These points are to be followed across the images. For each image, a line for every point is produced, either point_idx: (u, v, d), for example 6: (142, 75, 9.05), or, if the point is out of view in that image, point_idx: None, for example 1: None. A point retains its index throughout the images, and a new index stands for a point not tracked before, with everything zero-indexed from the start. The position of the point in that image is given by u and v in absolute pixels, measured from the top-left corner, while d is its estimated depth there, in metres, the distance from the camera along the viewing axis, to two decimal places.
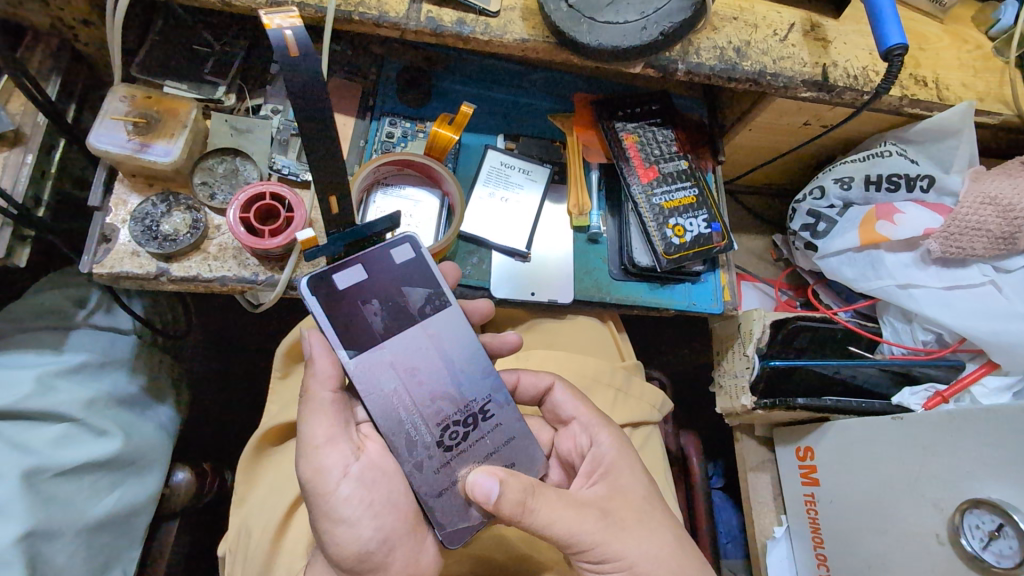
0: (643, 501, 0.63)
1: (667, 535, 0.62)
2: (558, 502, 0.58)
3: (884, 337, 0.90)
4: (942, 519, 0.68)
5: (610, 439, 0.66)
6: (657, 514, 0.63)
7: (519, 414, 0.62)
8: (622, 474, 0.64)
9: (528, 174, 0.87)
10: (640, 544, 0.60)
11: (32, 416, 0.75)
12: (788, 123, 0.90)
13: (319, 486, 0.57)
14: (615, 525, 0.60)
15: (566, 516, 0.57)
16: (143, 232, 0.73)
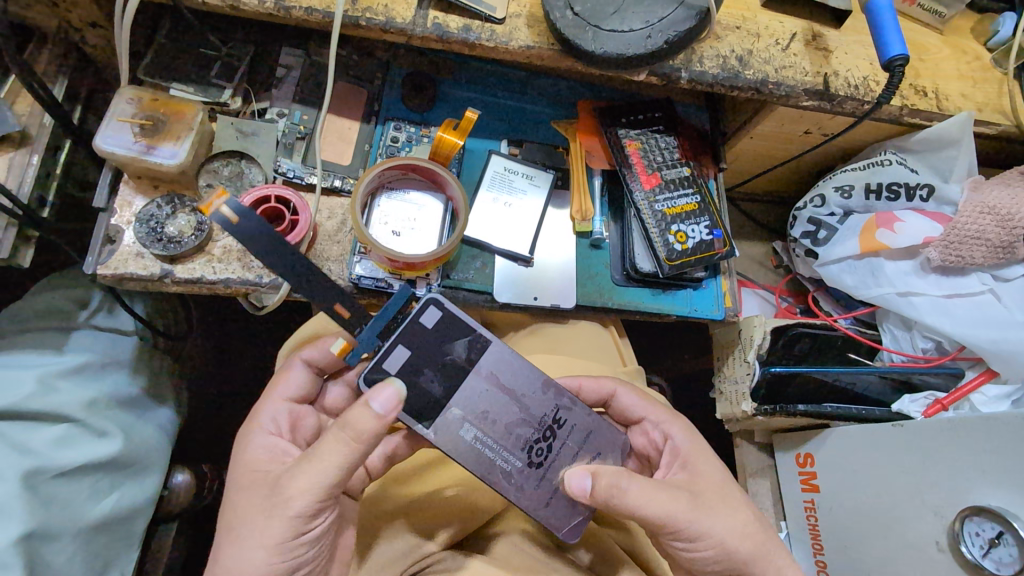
0: (725, 487, 0.66)
1: (753, 518, 0.65)
2: (655, 492, 0.61)
3: (883, 344, 0.91)
4: (942, 526, 0.68)
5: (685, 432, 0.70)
6: (740, 497, 0.66)
7: (588, 411, 0.67)
8: (699, 463, 0.67)
9: (532, 180, 0.87)
10: (731, 525, 0.63)
11: (33, 416, 0.75)
12: (789, 131, 0.91)
13: (260, 525, 0.57)
14: (703, 507, 0.63)
15: (660, 500, 0.61)
16: (147, 234, 0.73)
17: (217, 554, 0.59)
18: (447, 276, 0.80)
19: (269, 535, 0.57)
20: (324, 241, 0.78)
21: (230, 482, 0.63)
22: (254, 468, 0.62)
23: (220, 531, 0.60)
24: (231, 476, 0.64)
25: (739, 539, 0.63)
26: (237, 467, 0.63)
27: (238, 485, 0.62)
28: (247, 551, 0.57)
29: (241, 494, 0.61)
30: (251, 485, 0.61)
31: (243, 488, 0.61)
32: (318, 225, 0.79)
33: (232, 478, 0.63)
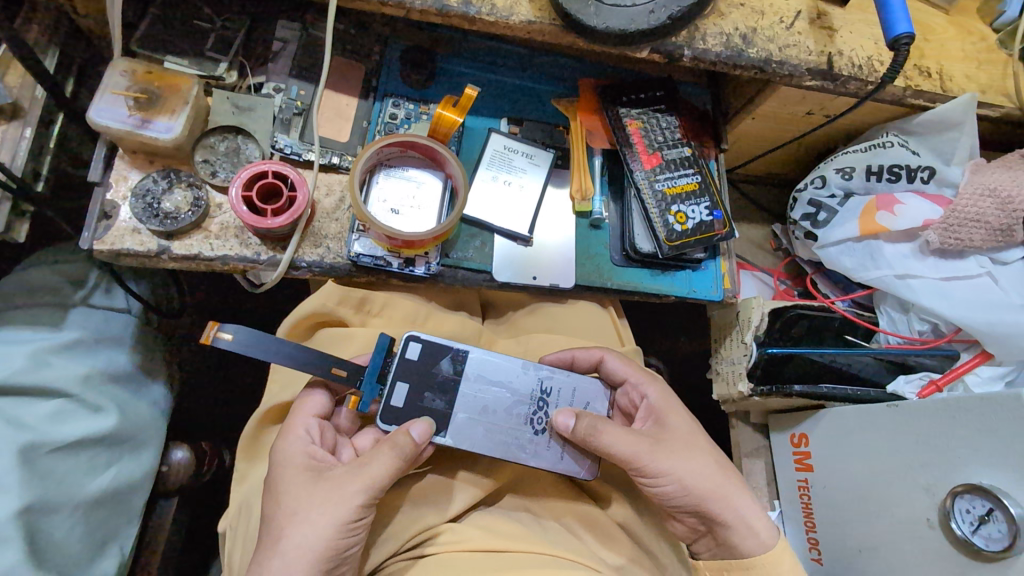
0: (688, 433, 0.73)
1: (714, 460, 0.72)
2: (622, 432, 0.70)
3: (880, 326, 0.91)
4: (932, 504, 0.69)
5: (655, 385, 0.76)
6: (701, 440, 0.73)
7: (569, 374, 0.76)
8: (666, 413, 0.74)
9: (532, 159, 0.86)
10: (692, 463, 0.70)
11: (28, 391, 0.75)
12: (791, 112, 0.91)
13: (329, 512, 0.61)
14: (666, 447, 0.71)
15: (627, 439, 0.69)
16: (144, 210, 0.72)
17: (279, 536, 0.61)
18: (446, 254, 0.80)
19: (338, 520, 0.61)
20: (323, 218, 0.78)
21: (276, 478, 0.65)
22: (306, 464, 0.65)
23: (275, 519, 0.62)
24: (275, 473, 0.65)
25: (699, 476, 0.70)
26: (283, 464, 0.65)
27: (290, 480, 0.64)
28: (316, 534, 0.61)
29: (298, 487, 0.63)
30: (309, 480, 0.63)
31: (300, 482, 0.63)
32: (317, 202, 0.78)
33: (280, 476, 0.64)
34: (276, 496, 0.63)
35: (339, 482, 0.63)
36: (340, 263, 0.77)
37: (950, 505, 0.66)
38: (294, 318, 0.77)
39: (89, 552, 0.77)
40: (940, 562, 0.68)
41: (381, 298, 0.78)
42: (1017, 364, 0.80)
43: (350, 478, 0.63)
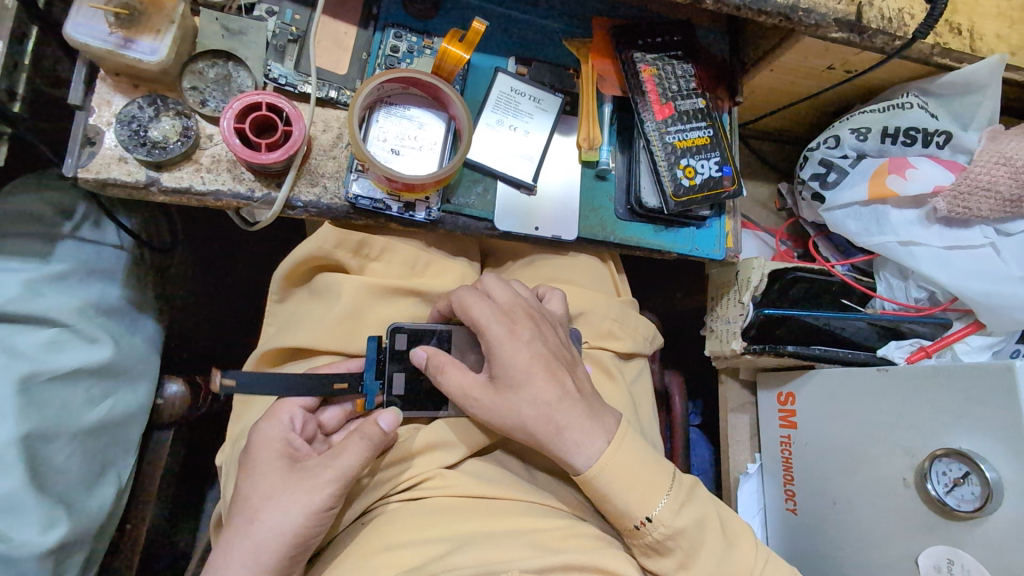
0: (526, 374, 0.64)
1: (549, 403, 0.64)
2: (455, 373, 0.66)
3: (877, 292, 0.91)
4: (910, 465, 0.72)
5: (495, 323, 0.65)
6: (538, 381, 0.64)
7: None
8: (502, 353, 0.65)
9: (539, 103, 0.82)
10: (521, 407, 0.64)
11: (19, 320, 0.74)
12: (811, 65, 0.87)
13: (303, 499, 0.61)
14: (498, 390, 0.65)
15: (456, 379, 0.66)
16: (130, 138, 0.69)
17: (252, 519, 0.60)
18: (447, 200, 0.77)
19: (311, 508, 0.61)
20: (319, 155, 0.75)
21: (250, 461, 0.64)
22: (283, 453, 0.64)
23: (247, 500, 0.62)
24: (250, 457, 0.64)
25: (526, 422, 0.64)
26: (261, 445, 0.65)
27: (266, 466, 0.63)
28: (290, 518, 0.60)
29: (274, 473, 0.63)
30: (285, 467, 0.63)
31: (275, 469, 0.63)
32: (313, 138, 0.75)
33: (257, 458, 0.64)
34: (250, 481, 0.63)
35: (315, 472, 0.62)
36: (337, 204, 0.74)
37: (928, 467, 0.69)
38: (292, 261, 0.76)
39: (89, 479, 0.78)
40: (911, 519, 0.71)
41: (380, 242, 0.76)
42: (1005, 335, 0.84)
43: (325, 468, 0.62)
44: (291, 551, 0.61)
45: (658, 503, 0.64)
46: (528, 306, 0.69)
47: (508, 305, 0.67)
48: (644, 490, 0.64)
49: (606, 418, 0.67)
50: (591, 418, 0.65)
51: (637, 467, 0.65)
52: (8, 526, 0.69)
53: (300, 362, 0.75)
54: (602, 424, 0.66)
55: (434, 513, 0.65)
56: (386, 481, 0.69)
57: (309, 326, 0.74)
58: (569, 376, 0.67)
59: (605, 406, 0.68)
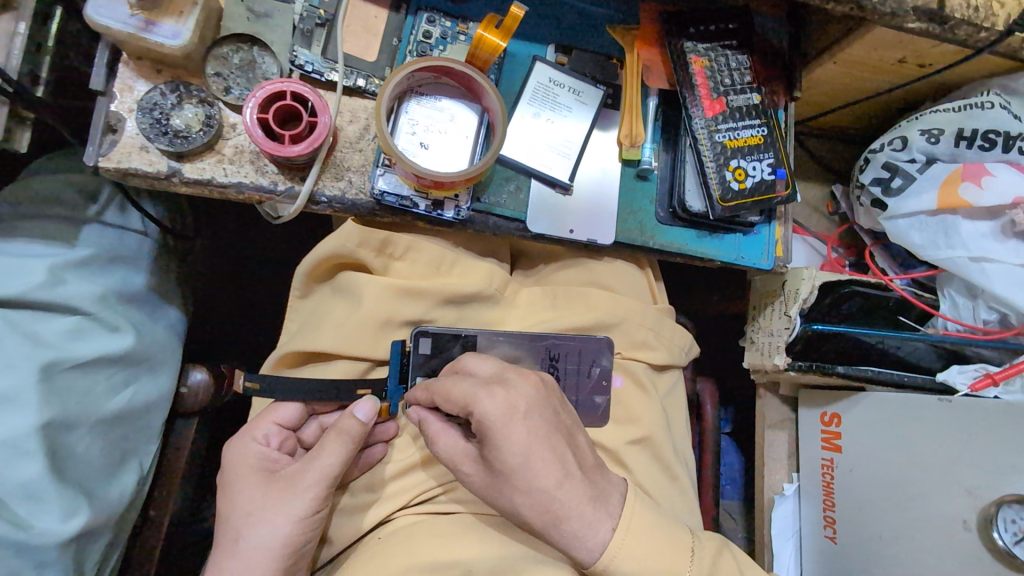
0: (523, 460, 0.59)
1: (547, 490, 0.60)
2: (444, 441, 0.63)
3: (940, 311, 0.84)
4: (974, 506, 0.67)
5: (490, 400, 0.59)
6: (537, 467, 0.60)
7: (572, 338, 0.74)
8: (498, 436, 0.59)
9: (579, 95, 0.77)
10: (516, 492, 0.60)
11: (41, 307, 0.72)
12: (881, 59, 0.79)
13: (286, 509, 0.59)
14: (493, 470, 0.61)
15: (447, 449, 0.63)
16: (152, 126, 0.66)
17: (238, 536, 0.59)
18: (478, 198, 0.73)
19: (294, 517, 0.59)
20: (345, 148, 0.71)
21: (229, 479, 0.63)
22: (259, 467, 0.63)
23: (230, 521, 0.60)
24: (228, 477, 0.63)
25: (521, 506, 0.61)
26: (236, 467, 0.63)
27: (245, 483, 0.62)
28: (275, 531, 0.59)
29: (252, 488, 0.62)
30: (264, 481, 0.62)
31: (254, 485, 0.62)
32: (339, 129, 0.71)
33: (234, 478, 0.63)
34: (230, 499, 0.62)
35: (293, 480, 0.61)
36: (362, 199, 0.71)
37: (993, 513, 0.64)
38: (314, 259, 0.73)
39: (110, 469, 0.76)
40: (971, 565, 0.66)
41: (404, 241, 0.72)
42: None
43: (302, 475, 0.60)
44: (285, 564, 0.60)
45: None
46: (525, 379, 0.63)
47: (501, 379, 0.62)
48: (669, 567, 0.65)
49: (610, 499, 0.64)
50: (592, 502, 0.62)
51: (658, 544, 0.65)
52: (30, 512, 0.67)
53: (320, 362, 0.72)
54: (605, 507, 0.63)
55: (458, 532, 0.65)
56: (404, 491, 0.68)
57: (330, 327, 0.71)
58: (572, 455, 0.62)
59: (609, 483, 0.64)
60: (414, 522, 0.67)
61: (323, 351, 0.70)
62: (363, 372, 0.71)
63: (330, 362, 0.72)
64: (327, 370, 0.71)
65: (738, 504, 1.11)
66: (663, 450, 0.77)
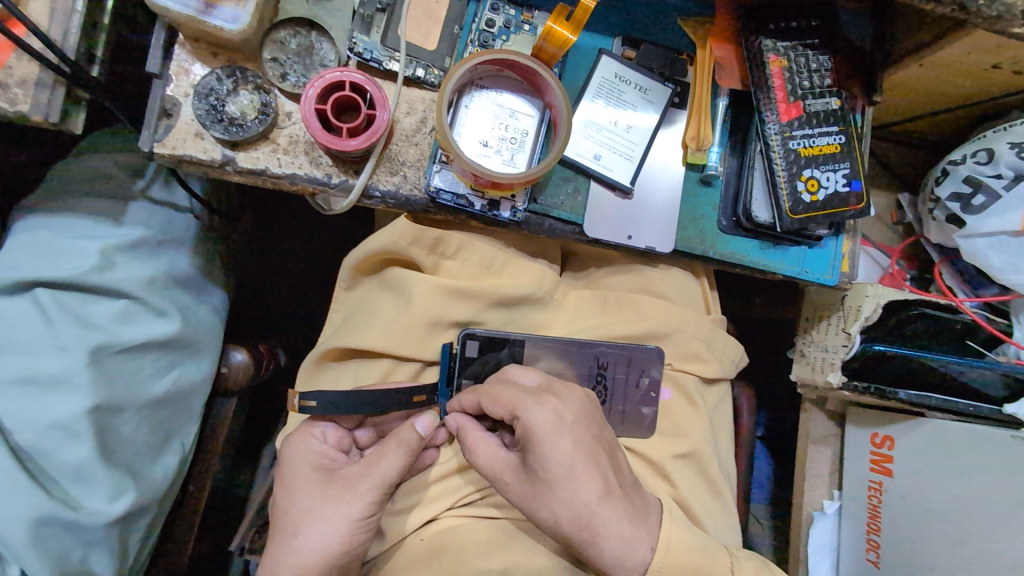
0: (568, 472, 0.57)
1: (589, 504, 0.58)
2: (483, 450, 0.61)
3: (1013, 338, 0.81)
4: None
5: (538, 407, 0.58)
6: (581, 480, 0.57)
7: (623, 348, 0.72)
8: (543, 445, 0.57)
9: (645, 93, 0.73)
10: (556, 506, 0.58)
11: (92, 290, 0.72)
12: (974, 63, 0.73)
13: (344, 508, 0.59)
14: (534, 482, 0.58)
15: (485, 457, 0.61)
16: (208, 112, 0.64)
17: (295, 532, 0.58)
18: (535, 199, 0.70)
19: (350, 518, 0.59)
20: (400, 142, 0.69)
21: (285, 473, 0.62)
22: (317, 464, 0.62)
23: (288, 516, 0.60)
24: (285, 472, 0.62)
25: (560, 520, 0.58)
26: (293, 463, 0.62)
27: (301, 480, 0.61)
28: (332, 530, 0.58)
29: (308, 486, 0.61)
30: (321, 480, 0.61)
31: (311, 482, 0.61)
32: (396, 121, 0.69)
33: (291, 474, 0.62)
34: (288, 496, 0.61)
35: (351, 482, 0.60)
36: (417, 195, 0.68)
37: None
38: (360, 252, 0.71)
39: (153, 449, 0.76)
40: None
41: (456, 240, 0.70)
42: None
43: (361, 476, 0.60)
44: (337, 564, 0.59)
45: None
46: (572, 391, 0.61)
47: (549, 389, 0.61)
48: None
49: (648, 518, 0.61)
50: (631, 521, 0.60)
51: (692, 567, 0.62)
52: (81, 492, 0.69)
53: (365, 359, 0.71)
54: (644, 526, 0.61)
55: (502, 539, 0.65)
56: (447, 493, 0.67)
57: (378, 325, 0.69)
58: (614, 471, 0.60)
59: (648, 503, 0.62)
60: (462, 524, 0.66)
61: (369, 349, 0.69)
62: (411, 372, 0.70)
63: (375, 358, 0.70)
64: (373, 368, 0.70)
65: (766, 509, 1.07)
66: (710, 466, 0.75)
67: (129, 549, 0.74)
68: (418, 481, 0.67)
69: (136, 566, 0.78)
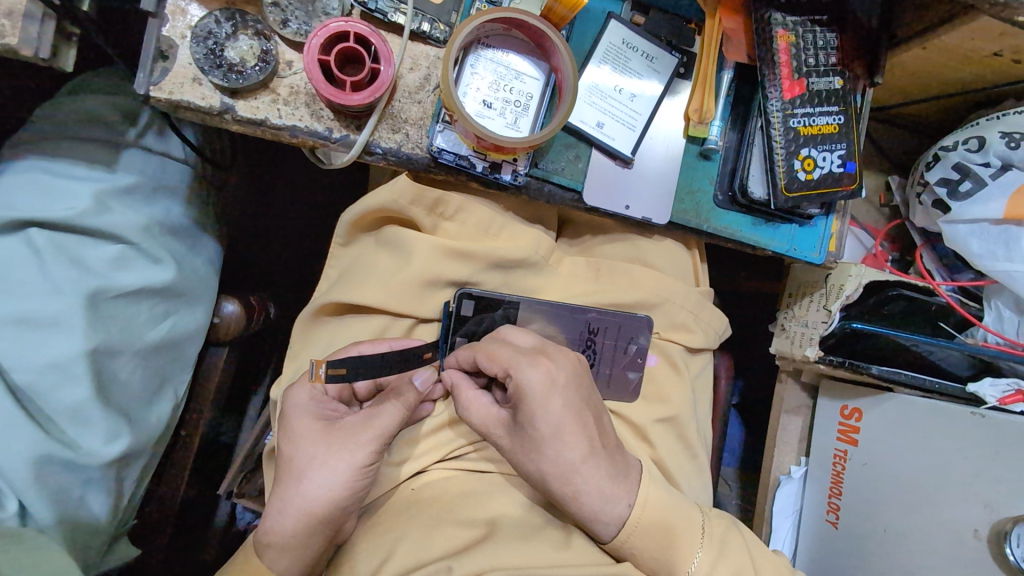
0: (556, 431, 0.60)
1: (573, 462, 0.61)
2: (476, 407, 0.63)
3: (983, 321, 0.85)
4: (988, 519, 0.72)
5: (531, 367, 0.60)
6: (568, 440, 0.60)
7: (616, 314, 0.74)
8: (534, 404, 0.59)
9: (651, 62, 0.73)
10: (542, 462, 0.61)
11: (85, 232, 0.71)
12: (975, 49, 0.73)
13: (348, 455, 0.61)
14: (524, 439, 0.61)
15: (479, 414, 0.63)
16: (206, 57, 0.62)
17: (301, 477, 0.61)
18: (536, 164, 0.70)
19: (354, 464, 0.61)
20: (404, 98, 0.68)
21: (286, 424, 0.63)
22: (318, 415, 0.64)
23: (293, 463, 0.62)
24: (286, 423, 0.63)
25: (545, 474, 0.61)
26: (293, 415, 0.63)
27: (305, 429, 0.63)
28: (337, 475, 0.61)
29: (312, 435, 0.62)
30: (326, 429, 0.63)
31: (314, 432, 0.63)
32: (399, 78, 0.68)
33: (292, 425, 0.63)
34: (292, 443, 0.63)
35: (355, 431, 0.62)
36: (418, 154, 0.68)
37: (1009, 528, 0.69)
38: (359, 208, 0.70)
39: (149, 393, 0.77)
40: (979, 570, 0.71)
41: (456, 201, 0.70)
42: None
43: (366, 427, 0.62)
44: (339, 506, 0.61)
45: (693, 561, 0.64)
46: (564, 354, 0.64)
47: (543, 351, 0.63)
48: (678, 548, 0.64)
49: (629, 477, 0.64)
50: (612, 479, 0.63)
51: (669, 523, 0.64)
52: (78, 433, 0.70)
53: (361, 316, 0.72)
54: (625, 484, 0.64)
55: (488, 490, 0.68)
56: (438, 446, 0.70)
57: (374, 282, 0.69)
58: (599, 431, 0.63)
59: (628, 467, 0.65)
60: (446, 477, 0.69)
61: (365, 306, 0.69)
62: (405, 329, 0.71)
63: (370, 314, 0.71)
64: (367, 324, 0.71)
65: (735, 473, 1.13)
66: (688, 430, 0.79)
67: (124, 490, 0.76)
68: (412, 434, 0.69)
69: (130, 506, 0.80)
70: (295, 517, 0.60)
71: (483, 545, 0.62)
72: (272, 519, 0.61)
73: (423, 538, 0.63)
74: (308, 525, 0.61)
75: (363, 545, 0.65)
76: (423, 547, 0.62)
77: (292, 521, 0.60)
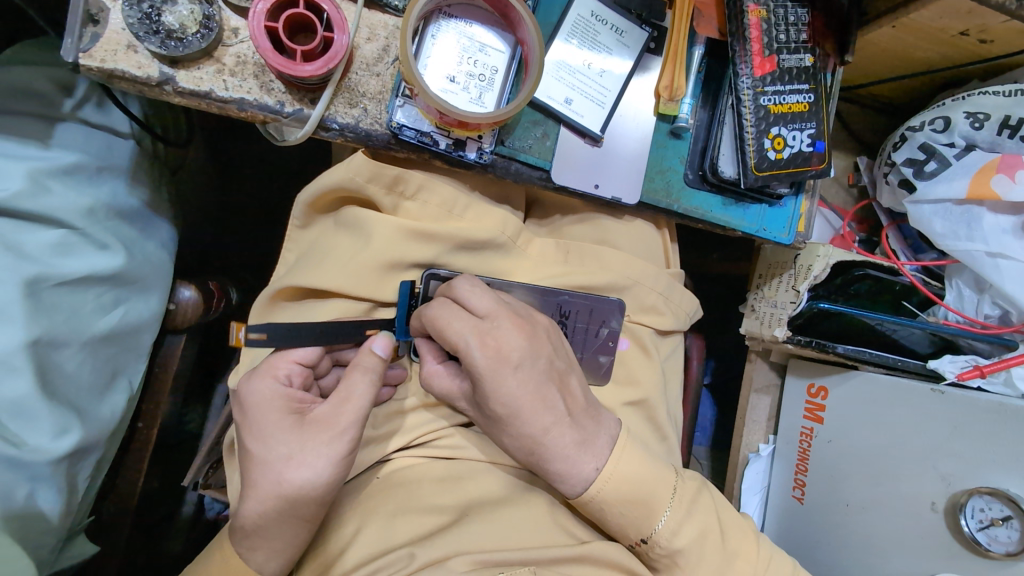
0: (512, 411, 0.60)
1: (535, 435, 0.60)
2: (439, 381, 0.64)
3: (945, 300, 0.87)
4: (945, 492, 0.73)
5: (478, 347, 0.57)
6: (526, 415, 0.60)
7: (589, 298, 0.73)
8: (487, 386, 0.58)
9: (621, 35, 0.71)
10: (507, 438, 0.62)
11: (20, 216, 0.65)
12: (944, 29, 0.73)
13: (326, 450, 0.57)
14: (485, 415, 0.63)
15: (441, 386, 0.64)
16: (140, 21, 0.57)
17: (278, 481, 0.56)
18: (502, 142, 0.68)
19: (334, 458, 0.57)
20: (361, 71, 0.64)
21: (255, 423, 0.58)
22: (288, 410, 0.59)
23: (267, 465, 0.57)
24: (253, 420, 0.58)
25: (511, 448, 0.63)
26: (262, 410, 0.59)
27: (275, 426, 0.58)
28: (318, 472, 0.57)
29: (284, 432, 0.58)
30: (298, 424, 0.58)
31: (286, 428, 0.58)
32: (355, 48, 0.64)
33: (261, 422, 0.58)
34: (261, 443, 0.58)
35: (329, 422, 0.58)
36: (378, 130, 0.64)
37: (965, 501, 0.70)
38: (315, 189, 0.66)
39: (100, 388, 0.73)
40: (937, 543, 0.73)
41: (416, 179, 0.67)
42: None
43: (339, 414, 0.58)
44: (309, 511, 0.58)
45: (660, 519, 0.64)
46: (516, 323, 0.60)
47: (495, 323, 0.59)
48: (648, 510, 0.64)
49: (598, 444, 0.63)
50: (578, 447, 0.62)
51: (641, 486, 0.64)
52: (21, 428, 0.64)
53: (319, 300, 0.68)
54: (590, 450, 0.62)
55: (460, 475, 0.67)
56: (411, 427, 0.68)
57: (332, 266, 0.66)
58: (561, 398, 0.62)
59: (599, 426, 0.64)
60: (414, 465, 0.67)
61: (322, 290, 0.66)
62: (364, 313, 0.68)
63: (327, 300, 0.68)
64: (325, 309, 0.67)
65: (706, 451, 1.14)
66: (657, 412, 0.79)
67: (77, 486, 0.72)
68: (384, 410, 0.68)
69: (82, 503, 0.76)
70: (280, 518, 0.57)
71: (447, 533, 0.60)
72: (247, 523, 0.57)
73: (387, 531, 0.61)
74: (277, 530, 0.58)
75: (331, 534, 0.63)
76: (383, 535, 0.61)
77: (270, 523, 0.57)
